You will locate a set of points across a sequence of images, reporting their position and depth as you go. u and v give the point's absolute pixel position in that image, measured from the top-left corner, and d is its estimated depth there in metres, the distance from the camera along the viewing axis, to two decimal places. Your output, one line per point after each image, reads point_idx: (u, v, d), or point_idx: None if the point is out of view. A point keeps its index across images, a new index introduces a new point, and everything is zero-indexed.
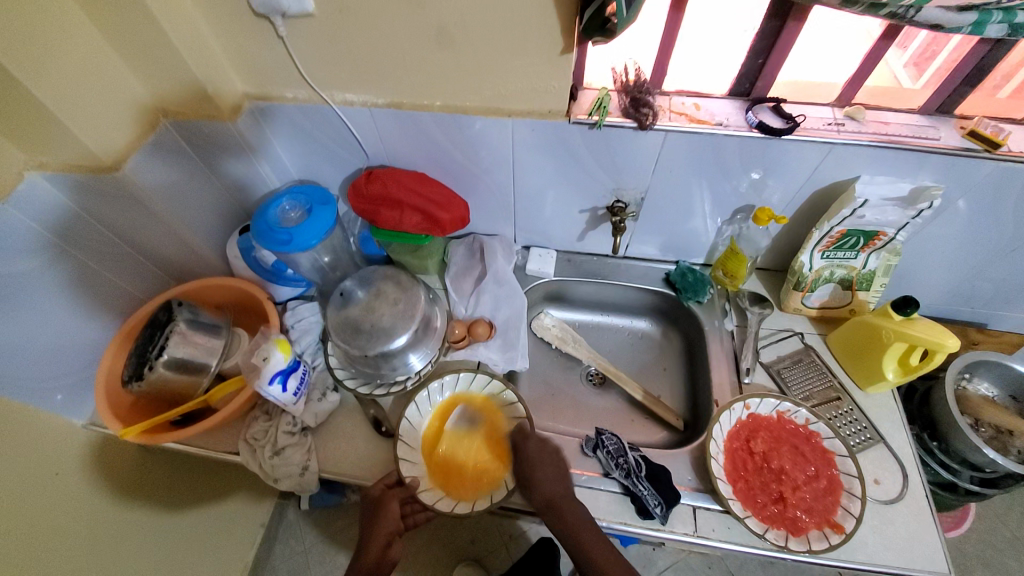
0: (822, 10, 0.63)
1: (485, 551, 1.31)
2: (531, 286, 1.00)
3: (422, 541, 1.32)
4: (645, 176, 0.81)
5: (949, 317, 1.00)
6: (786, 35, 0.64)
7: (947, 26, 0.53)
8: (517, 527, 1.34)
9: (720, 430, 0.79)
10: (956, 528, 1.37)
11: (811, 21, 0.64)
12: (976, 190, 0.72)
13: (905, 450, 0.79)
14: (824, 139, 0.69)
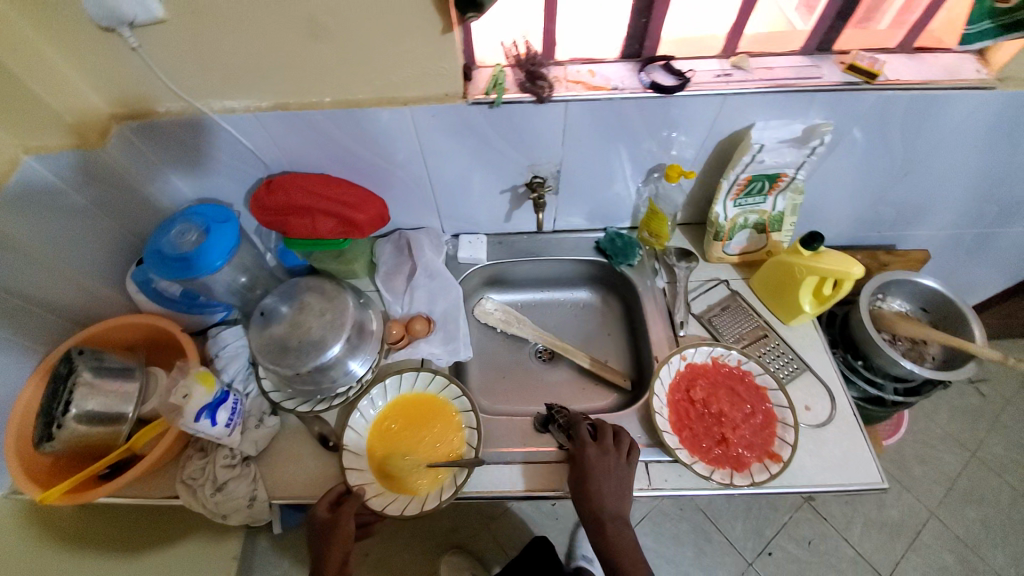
0: None
1: (468, 536, 1.33)
2: (464, 274, 0.98)
3: (405, 541, 1.32)
4: (556, 148, 0.80)
5: (860, 244, 1.06)
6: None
7: None
8: (496, 508, 1.37)
9: (660, 385, 0.82)
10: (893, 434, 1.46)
11: None
12: (864, 120, 0.76)
13: (829, 374, 0.84)
14: (716, 92, 0.70)
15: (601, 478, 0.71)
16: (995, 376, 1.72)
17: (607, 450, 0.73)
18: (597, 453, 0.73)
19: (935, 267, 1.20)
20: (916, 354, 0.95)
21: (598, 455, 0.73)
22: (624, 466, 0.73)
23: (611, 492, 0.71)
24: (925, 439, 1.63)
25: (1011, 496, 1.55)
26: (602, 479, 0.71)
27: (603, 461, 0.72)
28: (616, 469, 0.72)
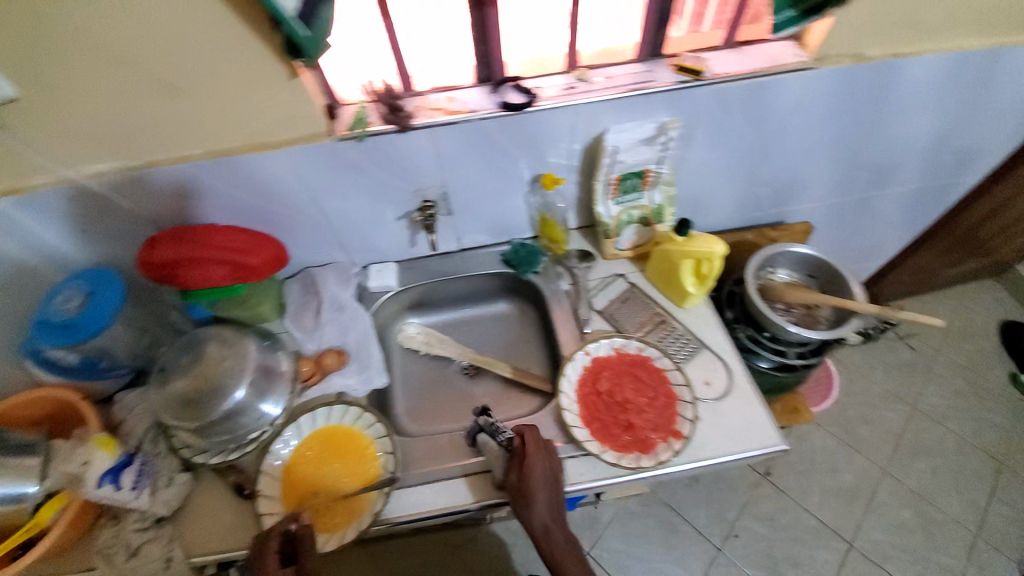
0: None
1: (440, 567, 1.32)
2: (377, 304, 0.99)
3: None
4: (436, 172, 0.85)
5: (749, 224, 1.14)
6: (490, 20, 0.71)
7: None
8: (464, 534, 1.37)
9: (568, 383, 0.84)
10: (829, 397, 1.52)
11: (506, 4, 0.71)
12: (706, 113, 0.83)
13: (725, 349, 0.89)
14: (562, 104, 0.77)
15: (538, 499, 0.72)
16: (921, 330, 1.81)
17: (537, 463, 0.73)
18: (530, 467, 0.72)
19: (829, 236, 1.27)
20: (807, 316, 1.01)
21: (534, 471, 0.72)
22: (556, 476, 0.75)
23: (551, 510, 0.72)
24: (867, 400, 1.70)
25: (954, 443, 1.62)
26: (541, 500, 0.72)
27: (537, 475, 0.72)
28: (550, 483, 0.73)
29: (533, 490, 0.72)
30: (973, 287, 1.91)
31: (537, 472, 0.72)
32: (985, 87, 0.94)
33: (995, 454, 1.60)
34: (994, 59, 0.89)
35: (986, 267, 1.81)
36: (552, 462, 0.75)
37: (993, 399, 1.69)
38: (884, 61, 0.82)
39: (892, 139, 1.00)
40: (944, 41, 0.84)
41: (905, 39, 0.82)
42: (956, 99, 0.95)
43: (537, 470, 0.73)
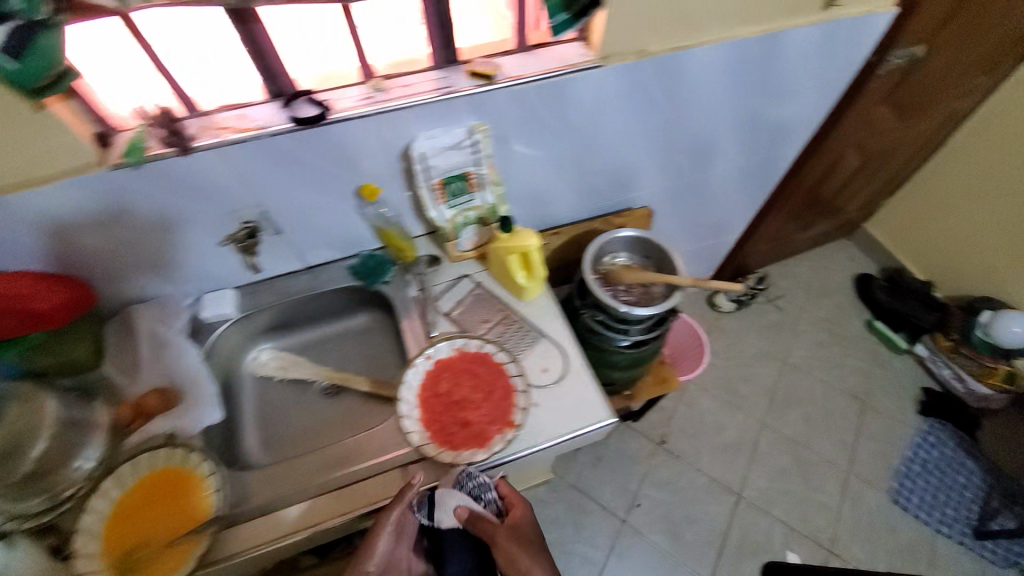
0: (281, 10, 0.70)
1: None
2: (216, 331, 0.96)
3: None
4: (245, 192, 0.84)
5: (589, 213, 1.22)
6: (262, 38, 0.71)
7: None
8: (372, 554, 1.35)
9: (408, 390, 0.84)
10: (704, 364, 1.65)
11: (276, 22, 0.71)
12: (507, 113, 0.88)
13: (561, 335, 0.93)
14: (357, 115, 0.78)
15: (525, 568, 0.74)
16: (786, 291, 2.01)
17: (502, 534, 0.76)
18: (501, 540, 0.76)
19: (675, 212, 1.41)
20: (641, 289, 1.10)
21: (509, 547, 0.75)
22: (531, 537, 0.78)
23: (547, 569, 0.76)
24: (745, 361, 1.86)
25: (821, 389, 1.81)
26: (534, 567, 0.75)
27: (512, 545, 0.76)
28: (529, 545, 0.77)
29: (520, 564, 0.75)
30: (829, 247, 2.13)
31: (510, 543, 0.76)
32: (769, 70, 1.06)
33: (855, 394, 1.80)
34: (767, 46, 1.00)
35: (835, 228, 2.02)
36: (521, 521, 0.79)
37: (851, 345, 1.90)
38: (664, 53, 0.91)
39: (699, 121, 1.11)
40: (717, 33, 0.94)
41: (680, 33, 0.90)
42: (747, 83, 1.06)
43: (511, 542, 0.76)
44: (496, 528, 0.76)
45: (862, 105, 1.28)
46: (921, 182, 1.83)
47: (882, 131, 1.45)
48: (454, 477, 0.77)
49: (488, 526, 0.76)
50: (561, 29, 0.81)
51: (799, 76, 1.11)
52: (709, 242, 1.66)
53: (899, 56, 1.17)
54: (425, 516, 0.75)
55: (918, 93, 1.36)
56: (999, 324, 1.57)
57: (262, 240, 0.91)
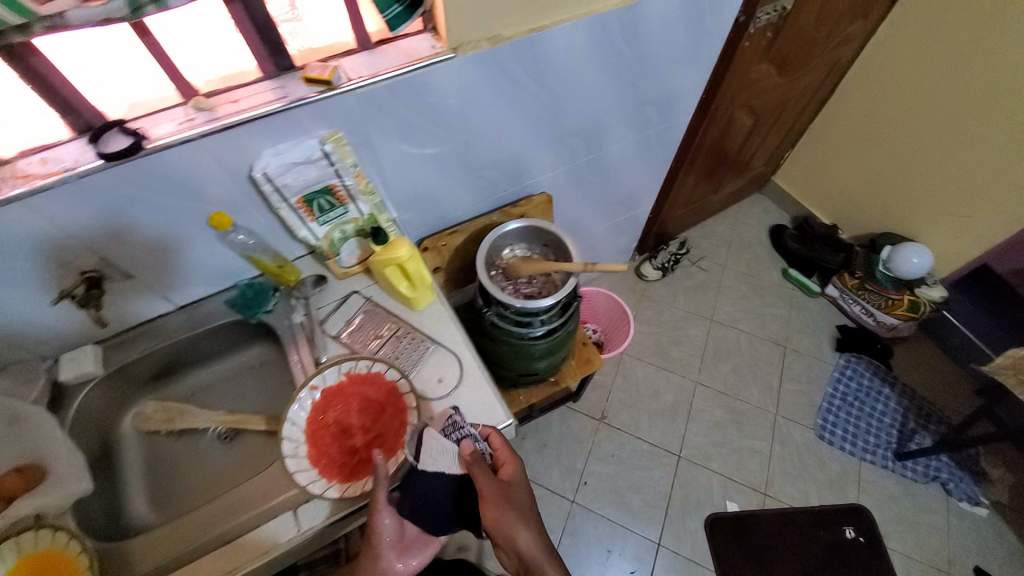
0: (61, 38, 0.61)
1: None
2: (82, 393, 0.87)
3: None
4: (73, 242, 0.75)
5: (488, 204, 1.20)
6: (43, 69, 0.62)
7: (114, 17, 0.55)
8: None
9: (292, 426, 0.78)
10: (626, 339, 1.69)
11: (59, 48, 0.62)
12: (360, 117, 0.83)
13: (457, 341, 0.91)
14: (179, 140, 0.70)
15: (511, 529, 0.72)
16: (707, 252, 2.06)
17: (493, 482, 0.76)
18: (491, 493, 0.74)
19: (578, 191, 1.41)
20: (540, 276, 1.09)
21: (499, 495, 0.75)
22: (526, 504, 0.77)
23: (537, 542, 0.72)
24: (674, 324, 1.90)
25: (747, 340, 1.87)
26: (521, 536, 0.72)
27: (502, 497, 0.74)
28: (520, 509, 0.75)
29: (509, 522, 0.73)
30: (744, 203, 2.20)
31: (501, 497, 0.74)
32: (638, 41, 1.04)
33: (778, 340, 1.88)
34: (630, 17, 0.98)
35: (746, 184, 2.08)
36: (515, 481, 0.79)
37: (771, 294, 1.98)
38: (520, 37, 0.87)
39: (579, 100, 1.09)
40: (574, 10, 0.90)
41: (534, 13, 0.86)
42: (619, 56, 1.05)
43: (501, 493, 0.75)
44: (485, 475, 0.76)
45: (740, 66, 1.29)
46: (819, 131, 1.91)
47: (767, 89, 1.48)
48: (445, 420, 0.81)
49: (483, 472, 0.76)
50: (397, 23, 0.75)
51: (671, 45, 1.10)
52: (622, 215, 1.67)
53: (767, 14, 1.18)
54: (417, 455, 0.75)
55: (795, 48, 1.37)
56: (899, 258, 1.67)
57: (109, 287, 0.83)
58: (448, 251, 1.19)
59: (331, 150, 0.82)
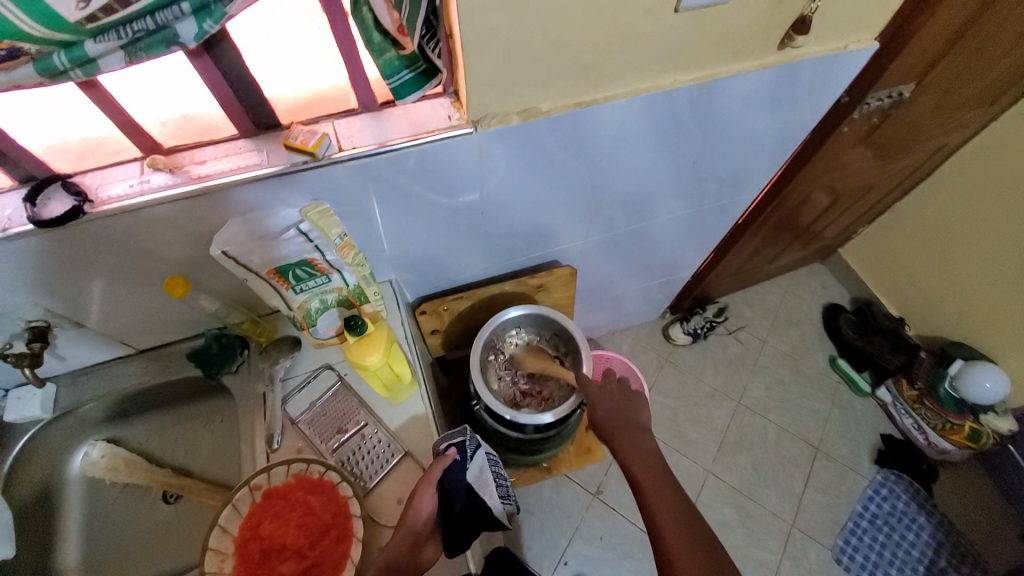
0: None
1: None
2: (25, 435, 0.80)
3: None
4: (14, 295, 0.66)
5: (508, 270, 1.06)
6: None
7: (26, 84, 0.43)
8: None
9: (221, 534, 0.69)
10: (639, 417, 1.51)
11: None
12: (353, 187, 0.70)
13: (428, 452, 0.78)
14: (127, 208, 0.60)
15: (623, 445, 0.72)
16: (749, 323, 1.85)
17: (604, 394, 0.78)
18: (595, 408, 0.78)
19: (612, 258, 1.24)
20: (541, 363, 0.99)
21: (605, 413, 0.76)
22: (646, 423, 0.75)
23: (645, 460, 0.69)
24: (696, 401, 1.71)
25: (775, 433, 1.67)
26: (638, 444, 0.71)
27: (606, 418, 0.75)
28: (626, 425, 0.74)
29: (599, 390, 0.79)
30: (799, 273, 1.96)
31: (607, 409, 0.76)
32: (708, 120, 0.87)
33: (810, 440, 1.67)
34: (704, 95, 0.80)
35: (807, 255, 1.84)
36: (637, 400, 0.77)
37: (811, 385, 1.76)
38: (561, 113, 0.72)
39: (626, 177, 0.93)
40: (636, 83, 0.74)
41: (584, 86, 0.71)
42: (682, 135, 0.87)
43: (609, 410, 0.76)
44: (594, 389, 0.79)
45: (830, 148, 1.08)
46: (901, 215, 1.64)
47: (855, 172, 1.26)
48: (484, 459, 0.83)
49: (598, 383, 0.80)
50: (406, 91, 0.61)
51: (748, 124, 0.92)
52: (658, 279, 1.49)
53: (879, 99, 0.97)
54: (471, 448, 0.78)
55: (902, 134, 1.15)
56: (968, 379, 1.43)
57: (59, 334, 0.75)
58: (450, 315, 1.04)
59: (309, 228, 0.69)
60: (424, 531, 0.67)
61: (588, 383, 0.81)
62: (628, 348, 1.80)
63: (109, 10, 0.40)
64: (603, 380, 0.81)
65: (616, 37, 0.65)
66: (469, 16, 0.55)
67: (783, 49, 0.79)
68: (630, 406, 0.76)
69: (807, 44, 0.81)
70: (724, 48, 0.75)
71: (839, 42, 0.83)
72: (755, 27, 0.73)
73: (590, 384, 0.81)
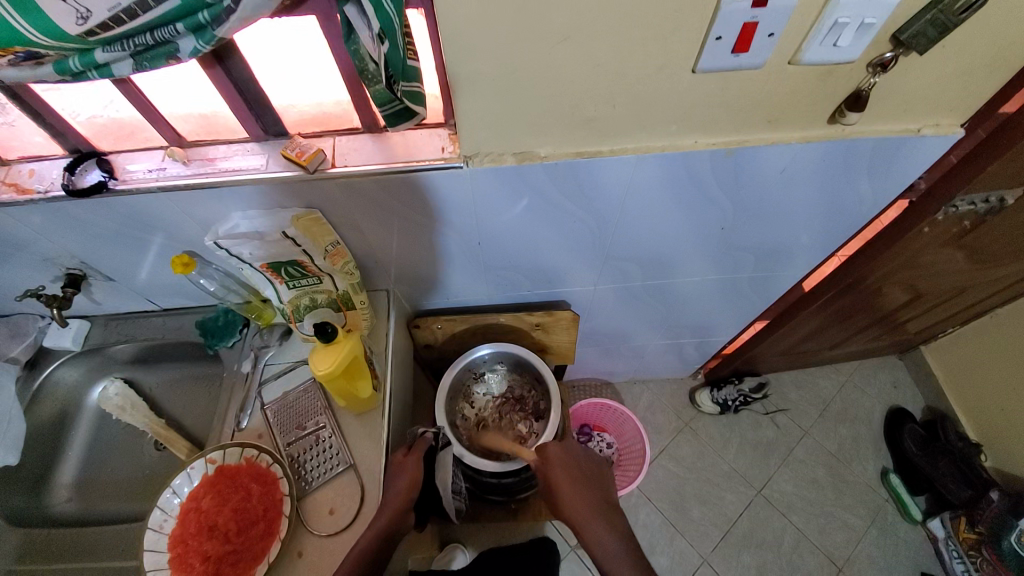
0: (55, 86, 0.61)
1: None
2: (56, 362, 0.92)
3: None
4: (56, 244, 0.78)
5: (511, 302, 1.06)
6: (36, 105, 0.61)
7: (52, 80, 0.50)
8: None
9: (169, 497, 0.75)
10: (635, 480, 1.41)
11: (57, 91, 0.61)
12: (345, 203, 0.73)
13: (372, 470, 0.79)
14: (141, 190, 0.67)
15: (590, 527, 0.76)
16: (793, 407, 1.65)
17: (573, 479, 0.83)
18: (564, 492, 0.81)
19: (630, 310, 1.17)
20: (519, 410, 1.07)
21: (578, 499, 0.80)
22: (609, 499, 0.81)
23: (610, 541, 0.73)
24: (709, 478, 1.55)
25: (793, 538, 1.47)
26: (605, 524, 0.76)
27: (576, 503, 0.79)
28: (596, 508, 0.78)
29: (559, 471, 0.84)
30: (866, 364, 1.72)
31: (578, 492, 0.81)
32: (737, 189, 0.79)
33: (834, 557, 1.44)
34: (730, 162, 0.73)
35: (880, 347, 1.60)
36: (603, 482, 0.84)
37: (852, 494, 1.52)
38: (560, 161, 0.70)
39: (640, 235, 0.88)
40: (647, 141, 0.70)
41: (587, 137, 0.68)
42: (704, 200, 0.81)
43: (582, 493, 0.81)
44: (566, 472, 0.84)
45: (907, 247, 0.93)
46: (1005, 326, 1.36)
47: (940, 273, 1.08)
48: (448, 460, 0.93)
49: (564, 466, 0.85)
50: (399, 118, 0.58)
51: (792, 199, 0.82)
52: (686, 340, 1.38)
53: (971, 202, 0.82)
54: (444, 437, 0.94)
55: (1005, 242, 0.97)
56: None
57: (93, 284, 0.88)
58: (443, 334, 1.06)
59: (297, 234, 0.72)
60: (412, 495, 0.74)
61: (557, 464, 0.85)
62: (647, 403, 1.68)
63: (107, 28, 0.45)
64: (567, 450, 0.88)
65: (621, 91, 0.62)
66: (458, 58, 0.55)
67: (834, 123, 0.70)
68: (588, 481, 0.83)
69: (867, 121, 0.71)
70: (758, 114, 0.67)
71: (911, 124, 0.72)
72: (796, 97, 0.65)
73: (561, 466, 0.85)
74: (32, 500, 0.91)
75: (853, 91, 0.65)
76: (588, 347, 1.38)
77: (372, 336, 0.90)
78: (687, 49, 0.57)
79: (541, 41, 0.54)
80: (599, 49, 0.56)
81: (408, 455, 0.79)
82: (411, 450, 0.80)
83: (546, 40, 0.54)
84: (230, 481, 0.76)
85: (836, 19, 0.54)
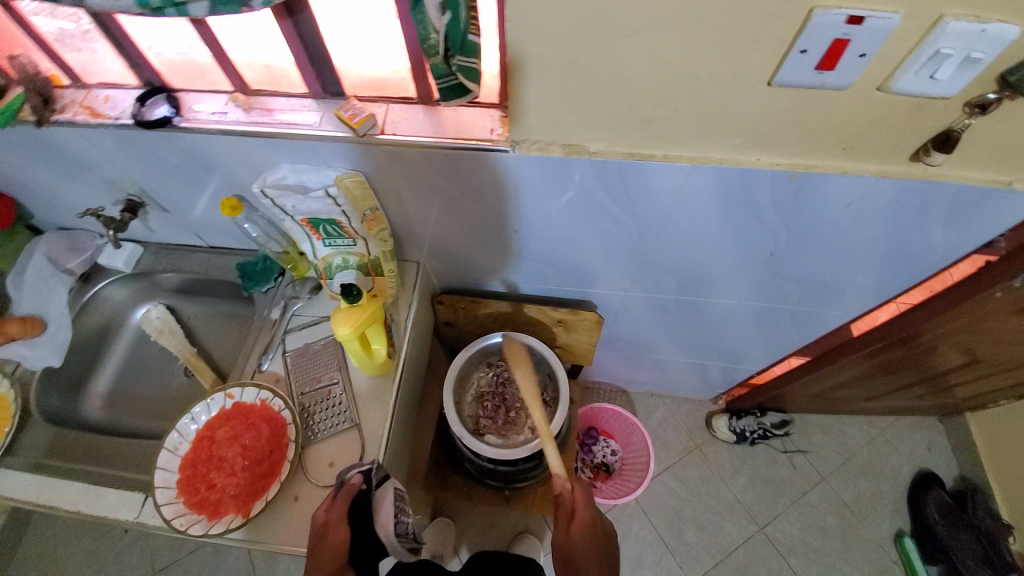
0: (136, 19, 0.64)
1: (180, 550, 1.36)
2: (109, 279, 1.00)
3: (123, 544, 1.36)
4: (119, 169, 0.82)
5: (541, 294, 1.05)
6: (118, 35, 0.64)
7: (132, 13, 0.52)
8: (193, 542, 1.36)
9: (187, 422, 0.80)
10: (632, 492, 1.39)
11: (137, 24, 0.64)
12: (390, 172, 0.73)
13: (375, 433, 0.80)
14: (202, 130, 0.70)
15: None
16: (814, 450, 1.57)
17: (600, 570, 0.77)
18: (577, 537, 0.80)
19: (658, 322, 1.14)
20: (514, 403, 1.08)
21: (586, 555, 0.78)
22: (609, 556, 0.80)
23: None
24: (710, 505, 1.51)
25: None
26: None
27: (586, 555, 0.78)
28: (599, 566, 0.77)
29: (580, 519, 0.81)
30: (903, 420, 1.61)
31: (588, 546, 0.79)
32: (796, 217, 0.75)
33: None
34: (792, 187, 0.69)
35: (921, 406, 1.49)
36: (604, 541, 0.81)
37: (859, 551, 1.44)
38: (610, 159, 0.68)
39: (682, 246, 0.84)
40: (706, 151, 0.67)
41: (643, 138, 0.66)
42: (755, 221, 0.76)
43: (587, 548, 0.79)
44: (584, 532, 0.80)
45: (975, 308, 0.85)
46: None
47: (1006, 341, 0.98)
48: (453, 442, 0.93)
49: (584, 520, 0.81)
50: (453, 95, 0.56)
51: (852, 234, 0.77)
52: (712, 361, 1.33)
53: None
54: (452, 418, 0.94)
55: None
56: None
57: (149, 211, 0.93)
58: (465, 314, 1.07)
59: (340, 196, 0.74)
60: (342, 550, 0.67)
61: (587, 547, 0.78)
62: (659, 418, 1.64)
63: None
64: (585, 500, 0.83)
65: (686, 95, 0.59)
66: (522, 37, 0.54)
67: (916, 161, 0.65)
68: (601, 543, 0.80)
69: (953, 165, 0.65)
70: (832, 138, 0.63)
71: (1001, 175, 0.66)
72: (877, 126, 0.60)
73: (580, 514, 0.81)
74: (71, 402, 0.98)
75: (942, 130, 0.60)
76: (609, 350, 1.35)
77: (396, 304, 0.91)
78: (767, 59, 0.53)
79: (610, 31, 0.52)
80: (670, 47, 0.53)
81: (332, 510, 0.69)
82: (335, 503, 0.70)
83: (616, 30, 0.52)
84: (244, 418, 0.80)
85: (937, 49, 0.49)
